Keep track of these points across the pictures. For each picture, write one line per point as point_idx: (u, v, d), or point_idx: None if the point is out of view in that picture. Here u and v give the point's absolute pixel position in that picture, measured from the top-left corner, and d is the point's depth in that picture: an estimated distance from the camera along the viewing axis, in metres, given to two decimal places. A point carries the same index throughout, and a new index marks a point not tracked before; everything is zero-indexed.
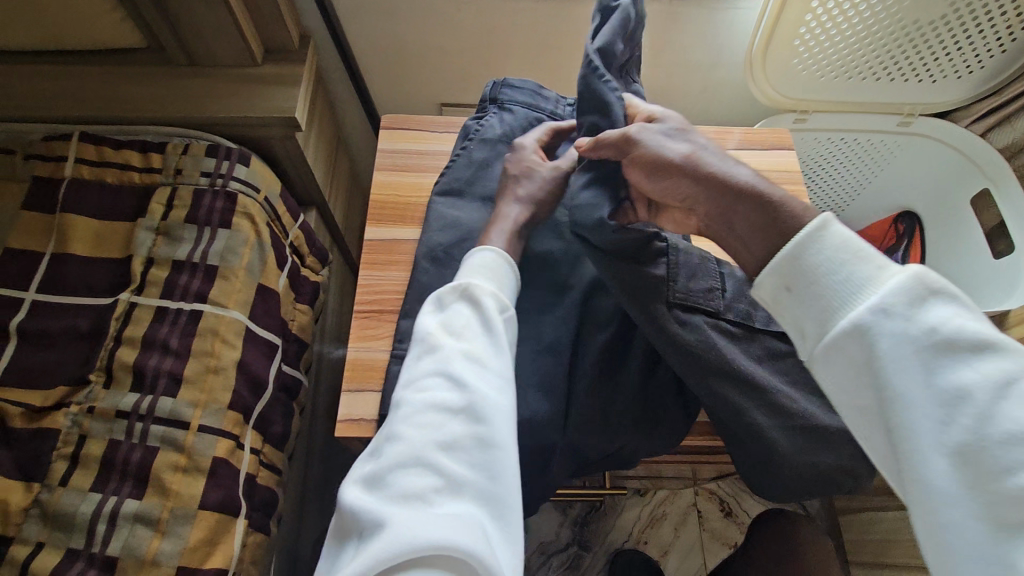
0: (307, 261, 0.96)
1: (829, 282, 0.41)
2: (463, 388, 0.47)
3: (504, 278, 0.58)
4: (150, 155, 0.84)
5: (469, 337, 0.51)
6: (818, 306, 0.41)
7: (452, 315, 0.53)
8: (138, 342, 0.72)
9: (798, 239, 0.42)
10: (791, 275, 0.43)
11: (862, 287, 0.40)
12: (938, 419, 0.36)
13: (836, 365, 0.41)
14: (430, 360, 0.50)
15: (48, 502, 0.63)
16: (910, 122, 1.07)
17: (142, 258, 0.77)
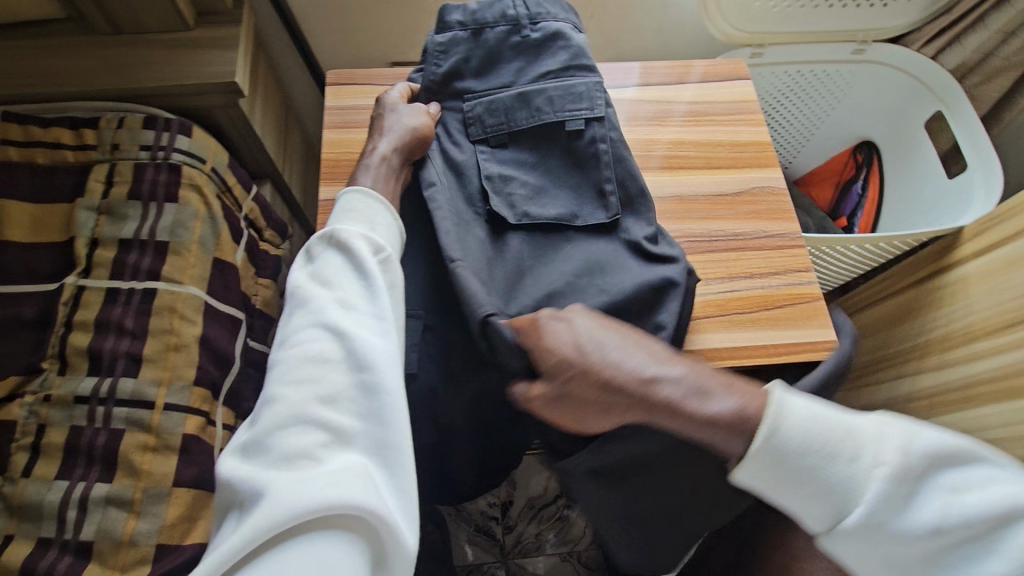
0: (265, 235, 0.92)
1: (799, 464, 0.46)
2: (340, 337, 0.48)
3: (381, 221, 0.59)
4: (83, 131, 0.78)
5: (342, 288, 0.52)
6: (801, 491, 0.47)
7: (322, 268, 0.53)
8: (90, 325, 0.69)
9: (762, 444, 0.46)
10: (773, 469, 0.47)
11: (851, 489, 0.45)
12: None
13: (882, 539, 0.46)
14: (304, 314, 0.51)
15: (12, 494, 0.61)
16: (864, 50, 1.08)
17: (86, 240, 0.73)
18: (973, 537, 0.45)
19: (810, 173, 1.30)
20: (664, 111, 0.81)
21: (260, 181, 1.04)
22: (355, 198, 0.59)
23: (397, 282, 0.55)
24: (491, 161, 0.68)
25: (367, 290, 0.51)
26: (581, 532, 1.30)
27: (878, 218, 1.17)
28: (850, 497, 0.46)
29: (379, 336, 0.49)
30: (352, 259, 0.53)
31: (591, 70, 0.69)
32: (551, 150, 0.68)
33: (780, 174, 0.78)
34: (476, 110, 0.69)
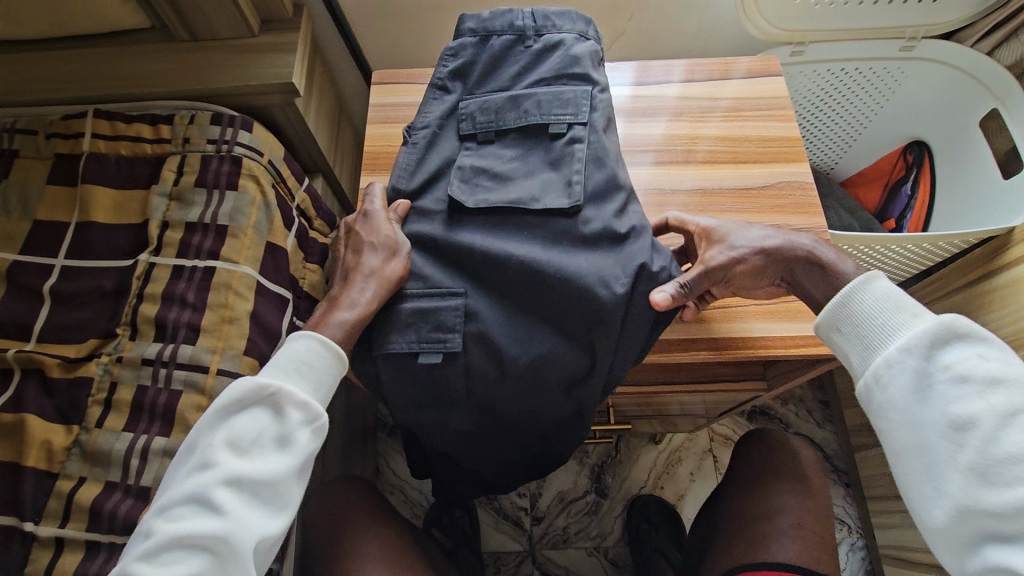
0: (315, 223, 0.99)
1: (869, 321, 0.56)
2: (224, 514, 0.50)
3: (327, 378, 0.59)
4: (160, 126, 0.88)
5: (247, 456, 0.53)
6: (858, 342, 0.57)
7: (239, 425, 0.54)
8: (157, 298, 0.77)
9: (844, 294, 0.58)
10: (841, 316, 0.59)
11: (896, 328, 0.55)
12: (950, 443, 0.50)
13: (888, 379, 0.53)
14: (202, 474, 0.52)
15: (86, 441, 0.69)
16: (913, 46, 1.05)
17: (158, 222, 0.82)
18: (973, 393, 0.50)
19: (857, 174, 1.25)
20: (698, 109, 0.82)
21: (313, 175, 1.12)
22: (310, 344, 0.58)
23: (316, 449, 0.57)
24: (472, 156, 0.70)
25: (281, 463, 0.54)
26: (611, 527, 1.30)
27: (929, 220, 1.11)
28: (883, 337, 0.55)
29: (268, 516, 0.53)
30: (279, 423, 0.55)
31: (583, 79, 0.71)
32: (531, 149, 0.70)
33: (808, 170, 0.77)
34: (472, 109, 0.72)
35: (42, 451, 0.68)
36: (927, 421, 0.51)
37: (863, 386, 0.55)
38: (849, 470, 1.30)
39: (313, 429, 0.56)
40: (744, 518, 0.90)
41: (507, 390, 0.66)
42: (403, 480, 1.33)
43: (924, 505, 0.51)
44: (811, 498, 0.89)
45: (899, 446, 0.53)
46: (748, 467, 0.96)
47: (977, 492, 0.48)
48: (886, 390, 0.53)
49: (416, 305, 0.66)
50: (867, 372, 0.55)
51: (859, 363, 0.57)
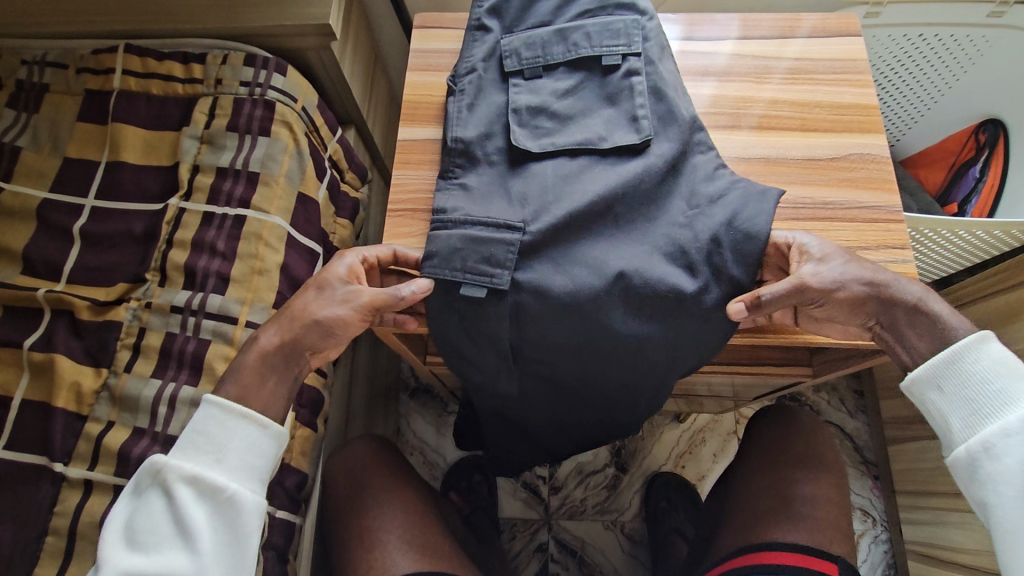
0: (346, 176, 0.95)
1: (982, 387, 0.55)
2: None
3: (236, 445, 0.56)
4: (192, 66, 0.84)
5: (148, 550, 0.53)
6: (966, 405, 0.56)
7: (139, 513, 0.54)
8: (187, 244, 0.74)
9: (955, 351, 0.56)
10: (947, 372, 0.57)
11: (1012, 398, 0.54)
12: None
13: (998, 452, 0.54)
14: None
15: (115, 386, 0.68)
16: (1004, 11, 0.95)
17: (188, 165, 0.79)
18: None
19: (919, 153, 1.16)
20: (762, 69, 0.75)
21: (345, 127, 1.08)
22: (206, 413, 0.56)
23: (228, 525, 0.55)
24: (523, 93, 0.69)
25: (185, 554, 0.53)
26: (629, 502, 1.29)
27: (997, 203, 1.02)
28: (997, 405, 0.55)
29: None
30: (173, 505, 0.53)
31: (629, 8, 0.70)
32: (584, 81, 0.69)
33: (883, 142, 0.70)
34: (516, 45, 0.70)
35: (72, 392, 0.67)
36: None
37: (969, 455, 0.55)
38: (879, 461, 1.26)
39: (220, 502, 0.54)
40: (756, 496, 0.90)
41: (571, 341, 0.61)
42: (422, 441, 1.33)
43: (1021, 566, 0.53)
44: (823, 480, 0.88)
45: (1004, 516, 0.54)
46: (760, 447, 0.96)
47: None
48: (998, 463, 0.54)
49: (465, 243, 0.62)
50: (976, 442, 0.55)
51: (960, 429, 0.56)
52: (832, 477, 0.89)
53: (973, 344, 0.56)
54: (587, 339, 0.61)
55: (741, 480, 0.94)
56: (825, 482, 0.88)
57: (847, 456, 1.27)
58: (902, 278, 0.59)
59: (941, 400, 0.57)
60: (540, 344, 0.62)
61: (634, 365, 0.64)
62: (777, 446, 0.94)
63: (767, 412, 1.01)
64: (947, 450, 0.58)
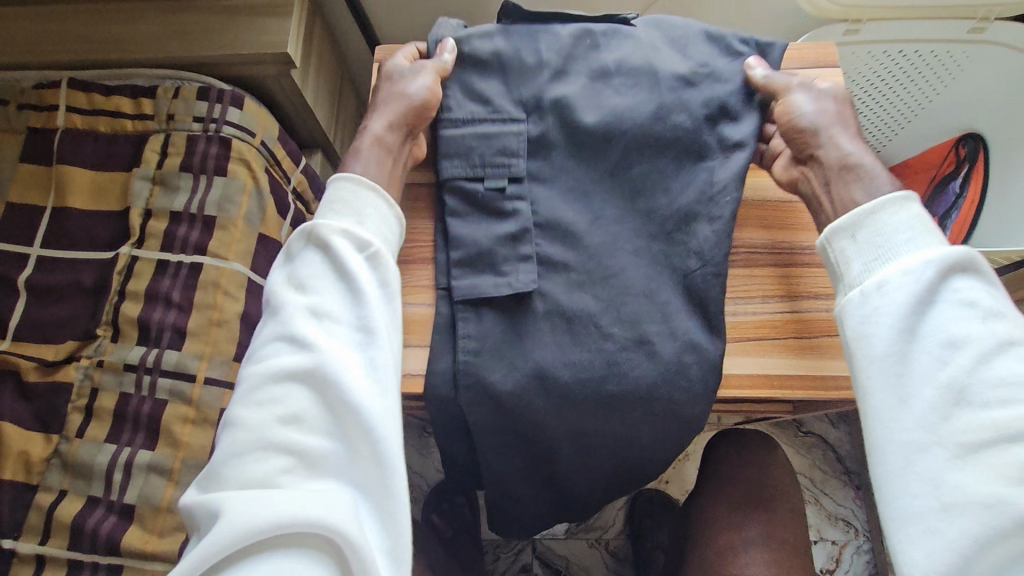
0: (313, 208, 0.91)
1: (891, 236, 0.50)
2: (306, 344, 0.46)
3: (370, 211, 0.54)
4: (141, 100, 0.79)
5: (322, 287, 0.48)
6: (874, 250, 0.51)
7: (300, 264, 0.50)
8: (140, 296, 0.71)
9: (872, 205, 0.52)
10: (863, 222, 0.52)
11: (918, 247, 0.49)
12: (941, 408, 0.44)
13: (888, 290, 0.48)
14: (272, 319, 0.48)
15: (67, 452, 0.65)
16: (983, 29, 0.93)
17: (140, 209, 0.75)
18: (988, 359, 0.44)
19: (902, 163, 1.12)
20: None
21: (312, 152, 1.04)
22: (338, 186, 0.54)
23: (385, 277, 0.50)
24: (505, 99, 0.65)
25: (346, 295, 0.48)
26: (613, 519, 1.24)
27: (976, 221, 1.02)
28: (905, 250, 0.49)
29: (358, 345, 0.47)
30: (325, 255, 0.50)
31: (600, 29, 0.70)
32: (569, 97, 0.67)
33: None
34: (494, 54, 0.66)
35: (20, 462, 0.64)
36: (927, 377, 0.45)
37: (861, 293, 0.49)
38: (861, 471, 1.25)
39: (366, 258, 0.50)
40: (712, 532, 0.79)
41: (574, 387, 0.59)
42: (406, 463, 1.25)
43: (887, 420, 0.46)
44: (775, 507, 0.78)
45: (877, 375, 0.47)
46: (723, 480, 0.82)
47: (950, 445, 0.43)
48: (884, 297, 0.48)
49: (463, 271, 0.61)
50: (869, 281, 0.49)
51: (859, 271, 0.51)
52: (783, 500, 0.79)
53: (898, 198, 0.51)
54: (593, 385, 0.59)
55: (700, 519, 0.81)
56: (778, 513, 0.78)
57: (829, 466, 1.26)
58: (853, 139, 0.59)
59: (843, 239, 0.53)
60: (544, 391, 0.58)
61: (666, 396, 0.59)
62: (740, 479, 0.81)
63: (724, 444, 0.86)
64: (840, 299, 0.52)
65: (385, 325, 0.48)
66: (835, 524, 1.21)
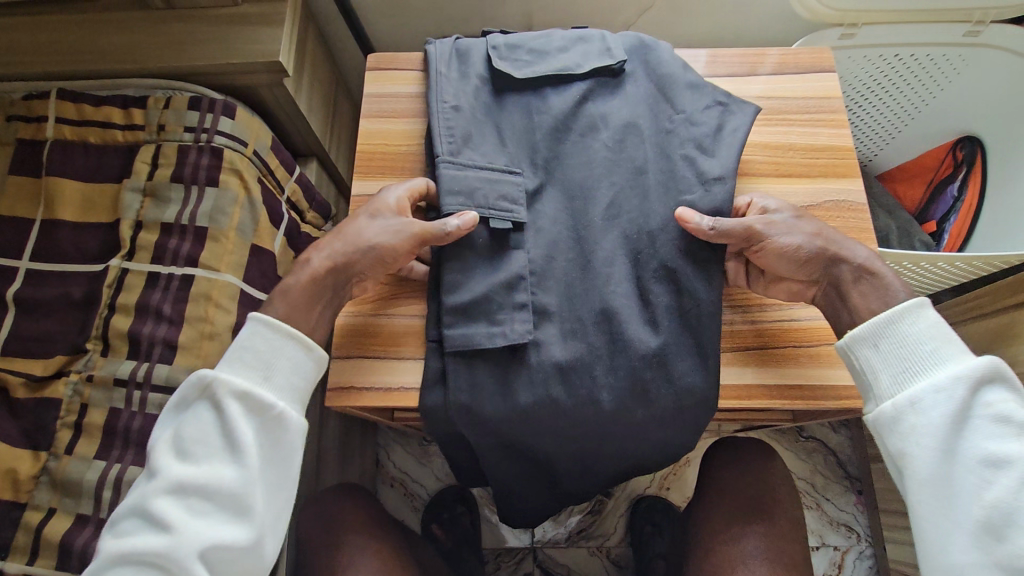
0: (307, 216, 0.90)
1: (916, 350, 0.52)
2: (168, 527, 0.48)
3: (282, 361, 0.54)
4: (132, 110, 0.78)
5: (207, 461, 0.50)
6: (900, 363, 0.52)
7: (189, 425, 0.51)
8: (130, 309, 0.70)
9: (896, 312, 0.53)
10: (885, 333, 0.53)
11: (941, 360, 0.51)
12: (986, 530, 0.47)
13: (921, 409, 0.50)
14: (149, 485, 0.50)
15: (56, 469, 0.64)
16: (979, 32, 0.92)
17: (131, 221, 0.74)
18: (1021, 476, 0.47)
19: (899, 167, 1.12)
20: None
21: (306, 160, 1.03)
22: (255, 330, 0.54)
23: (279, 445, 0.52)
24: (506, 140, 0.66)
25: (233, 469, 0.50)
26: (614, 527, 1.21)
27: (975, 224, 1.00)
28: (928, 365, 0.51)
29: (231, 522, 0.50)
30: (221, 420, 0.51)
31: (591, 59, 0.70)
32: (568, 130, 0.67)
33: (860, 188, 0.68)
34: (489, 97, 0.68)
35: (8, 480, 0.63)
36: (971, 496, 0.48)
37: (895, 409, 0.51)
38: (862, 476, 1.24)
39: (265, 421, 0.52)
40: (712, 541, 0.77)
41: (561, 421, 0.59)
42: (404, 472, 1.24)
43: (938, 539, 0.49)
44: (774, 515, 0.77)
45: (923, 496, 0.50)
46: (721, 488, 0.81)
47: (1000, 560, 0.46)
48: (922, 416, 0.50)
49: (454, 315, 0.60)
50: (903, 398, 0.51)
51: (888, 385, 0.52)
52: (782, 508, 0.78)
53: (916, 305, 0.53)
54: (585, 420, 0.59)
55: (698, 523, 0.81)
56: (778, 520, 0.77)
57: (830, 471, 1.24)
58: (851, 241, 0.59)
59: (870, 350, 0.54)
60: (535, 417, 0.58)
61: (655, 421, 0.59)
62: (738, 487, 0.80)
63: (721, 447, 0.86)
64: (870, 409, 0.54)
65: (263, 502, 0.51)
66: (837, 530, 1.20)
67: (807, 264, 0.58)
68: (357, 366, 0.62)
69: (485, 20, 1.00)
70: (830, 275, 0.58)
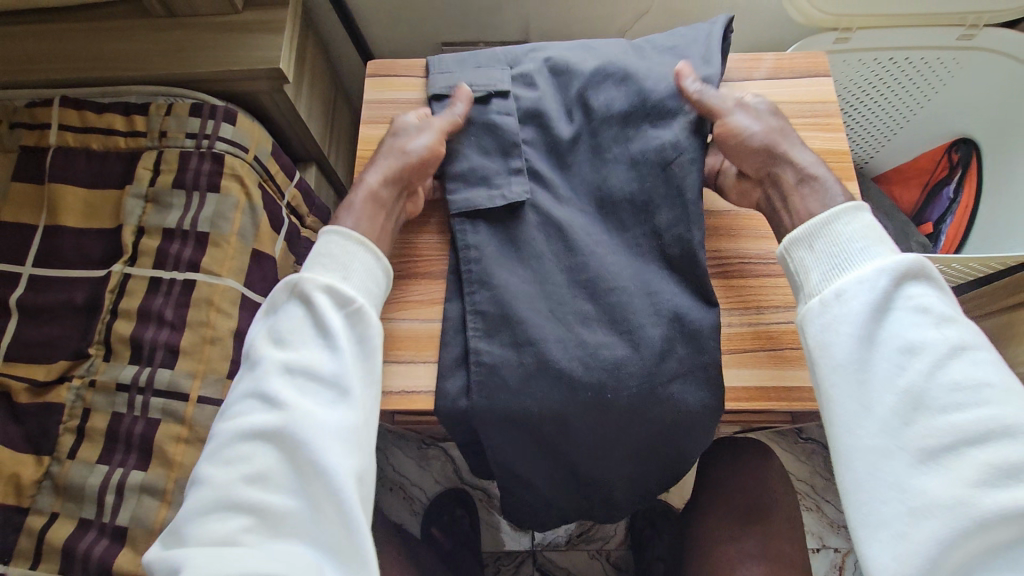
0: (307, 222, 0.90)
1: (848, 246, 0.50)
2: (281, 400, 0.47)
3: (358, 267, 0.55)
4: (134, 117, 0.79)
5: (303, 347, 0.50)
6: (833, 259, 0.51)
7: (282, 320, 0.51)
8: (132, 314, 0.71)
9: (829, 215, 0.52)
10: (821, 233, 0.52)
11: (873, 255, 0.49)
12: (902, 417, 0.44)
13: (847, 299, 0.48)
14: (253, 373, 0.50)
15: (58, 474, 0.65)
16: (973, 35, 0.93)
17: (133, 227, 0.75)
18: (942, 365, 0.44)
19: (893, 169, 1.13)
20: None
21: (306, 165, 1.04)
22: (331, 239, 0.55)
23: (363, 337, 0.51)
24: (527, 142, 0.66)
25: (329, 351, 0.49)
26: (614, 529, 1.21)
27: (969, 229, 1.01)
28: (860, 260, 0.49)
29: (331, 399, 0.48)
30: (310, 312, 0.51)
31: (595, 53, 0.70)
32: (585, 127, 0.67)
33: (854, 190, 0.69)
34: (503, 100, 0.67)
35: (11, 484, 0.64)
36: (890, 380, 0.45)
37: (821, 302, 0.50)
38: None
39: (349, 316, 0.52)
40: (711, 542, 0.78)
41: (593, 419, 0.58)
42: (404, 476, 1.24)
43: (848, 427, 0.46)
44: (774, 518, 0.77)
45: (837, 384, 0.47)
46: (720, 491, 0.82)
47: (912, 449, 0.43)
48: (845, 305, 0.48)
49: (483, 318, 0.60)
50: (829, 290, 0.49)
51: (819, 281, 0.51)
52: (782, 511, 0.78)
53: (853, 209, 0.52)
54: (624, 413, 0.58)
55: (698, 525, 0.81)
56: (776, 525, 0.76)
57: (829, 473, 1.25)
58: (800, 143, 0.60)
59: (806, 253, 0.53)
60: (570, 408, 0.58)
61: (683, 418, 0.59)
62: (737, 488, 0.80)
63: (720, 449, 0.86)
64: (801, 307, 0.52)
65: (360, 385, 0.49)
66: (837, 532, 1.20)
67: (754, 162, 0.60)
68: None
69: (483, 26, 1.01)
70: (773, 172, 0.59)
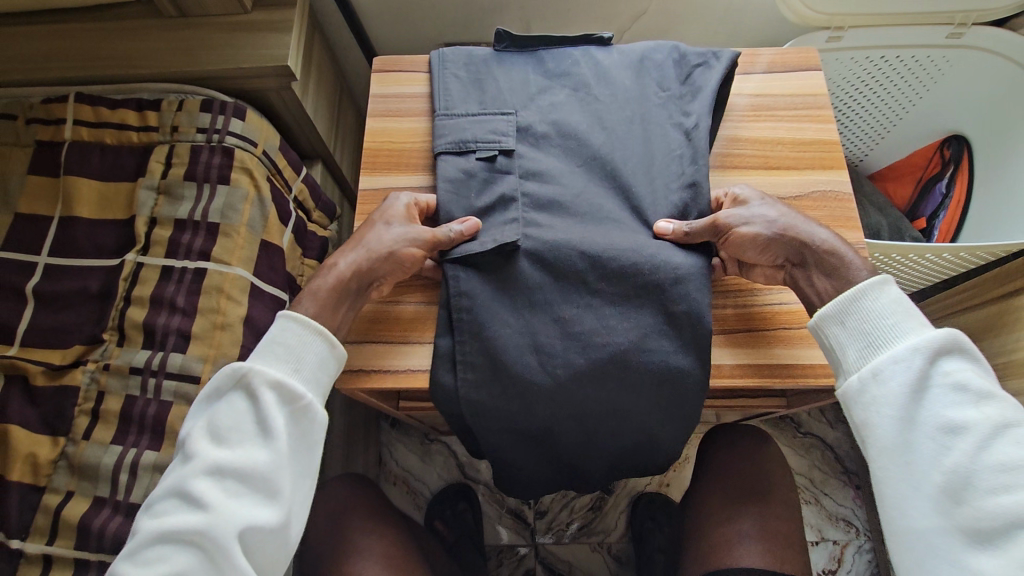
0: (313, 215, 0.93)
1: (881, 325, 0.55)
2: (207, 504, 0.51)
3: (310, 356, 0.58)
4: (146, 112, 0.81)
5: (237, 446, 0.54)
6: (866, 339, 0.55)
7: (220, 413, 0.55)
8: (145, 301, 0.73)
9: (859, 289, 0.57)
10: (851, 311, 0.57)
11: (903, 333, 0.54)
12: (946, 497, 0.49)
13: (884, 383, 0.53)
14: (184, 467, 0.54)
15: (73, 454, 0.67)
16: (961, 33, 0.96)
17: (146, 218, 0.77)
18: (982, 443, 0.49)
19: (888, 167, 1.16)
20: None
21: (312, 161, 1.06)
22: (285, 326, 0.58)
23: (303, 434, 0.56)
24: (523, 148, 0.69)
25: (264, 452, 0.53)
26: (615, 522, 1.22)
27: (962, 223, 1.03)
28: (890, 337, 0.54)
29: (261, 502, 0.53)
30: (255, 408, 0.54)
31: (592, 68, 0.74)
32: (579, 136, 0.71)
33: (845, 179, 0.71)
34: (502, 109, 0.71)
35: (27, 464, 0.66)
36: (934, 461, 0.50)
37: (859, 381, 0.54)
38: (860, 471, 1.25)
39: (296, 411, 0.56)
40: (710, 523, 0.80)
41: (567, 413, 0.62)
42: (407, 469, 1.25)
43: (901, 508, 0.51)
44: (770, 502, 0.79)
45: (884, 467, 0.53)
46: (718, 473, 0.84)
47: (963, 530, 0.48)
48: (882, 386, 0.53)
49: (467, 315, 0.62)
50: (866, 369, 0.54)
51: (854, 360, 0.56)
52: (777, 494, 0.80)
53: (875, 284, 0.56)
54: (593, 415, 0.62)
55: (697, 509, 0.83)
56: (775, 506, 0.79)
57: (828, 466, 1.26)
58: (811, 223, 0.62)
59: (838, 331, 0.57)
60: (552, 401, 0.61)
61: (651, 420, 0.63)
62: (736, 470, 0.82)
63: (719, 434, 0.88)
64: (840, 383, 0.57)
65: (290, 485, 0.54)
66: (836, 524, 1.22)
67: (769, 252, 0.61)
68: (365, 351, 0.65)
69: (486, 25, 1.04)
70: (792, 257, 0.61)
